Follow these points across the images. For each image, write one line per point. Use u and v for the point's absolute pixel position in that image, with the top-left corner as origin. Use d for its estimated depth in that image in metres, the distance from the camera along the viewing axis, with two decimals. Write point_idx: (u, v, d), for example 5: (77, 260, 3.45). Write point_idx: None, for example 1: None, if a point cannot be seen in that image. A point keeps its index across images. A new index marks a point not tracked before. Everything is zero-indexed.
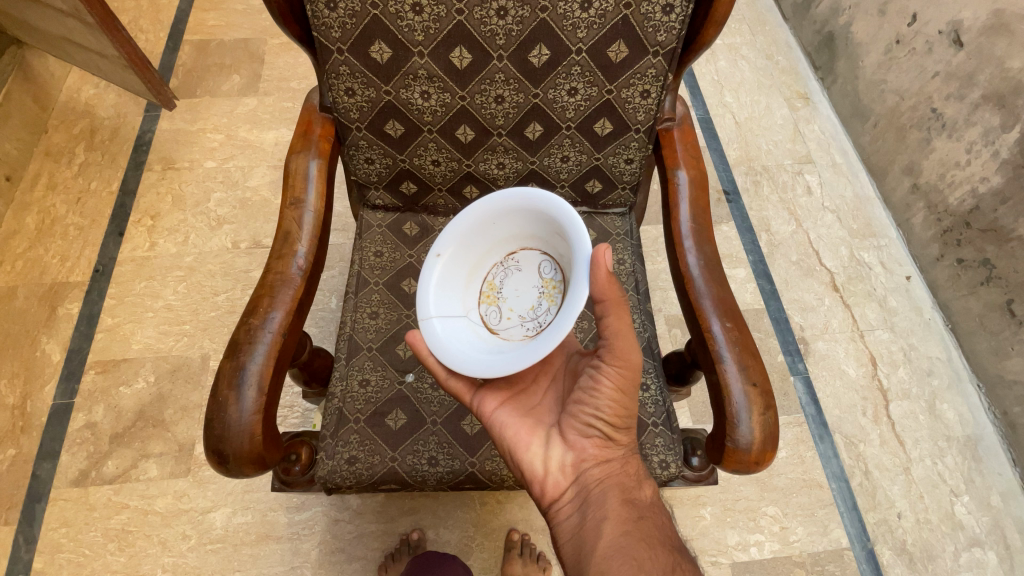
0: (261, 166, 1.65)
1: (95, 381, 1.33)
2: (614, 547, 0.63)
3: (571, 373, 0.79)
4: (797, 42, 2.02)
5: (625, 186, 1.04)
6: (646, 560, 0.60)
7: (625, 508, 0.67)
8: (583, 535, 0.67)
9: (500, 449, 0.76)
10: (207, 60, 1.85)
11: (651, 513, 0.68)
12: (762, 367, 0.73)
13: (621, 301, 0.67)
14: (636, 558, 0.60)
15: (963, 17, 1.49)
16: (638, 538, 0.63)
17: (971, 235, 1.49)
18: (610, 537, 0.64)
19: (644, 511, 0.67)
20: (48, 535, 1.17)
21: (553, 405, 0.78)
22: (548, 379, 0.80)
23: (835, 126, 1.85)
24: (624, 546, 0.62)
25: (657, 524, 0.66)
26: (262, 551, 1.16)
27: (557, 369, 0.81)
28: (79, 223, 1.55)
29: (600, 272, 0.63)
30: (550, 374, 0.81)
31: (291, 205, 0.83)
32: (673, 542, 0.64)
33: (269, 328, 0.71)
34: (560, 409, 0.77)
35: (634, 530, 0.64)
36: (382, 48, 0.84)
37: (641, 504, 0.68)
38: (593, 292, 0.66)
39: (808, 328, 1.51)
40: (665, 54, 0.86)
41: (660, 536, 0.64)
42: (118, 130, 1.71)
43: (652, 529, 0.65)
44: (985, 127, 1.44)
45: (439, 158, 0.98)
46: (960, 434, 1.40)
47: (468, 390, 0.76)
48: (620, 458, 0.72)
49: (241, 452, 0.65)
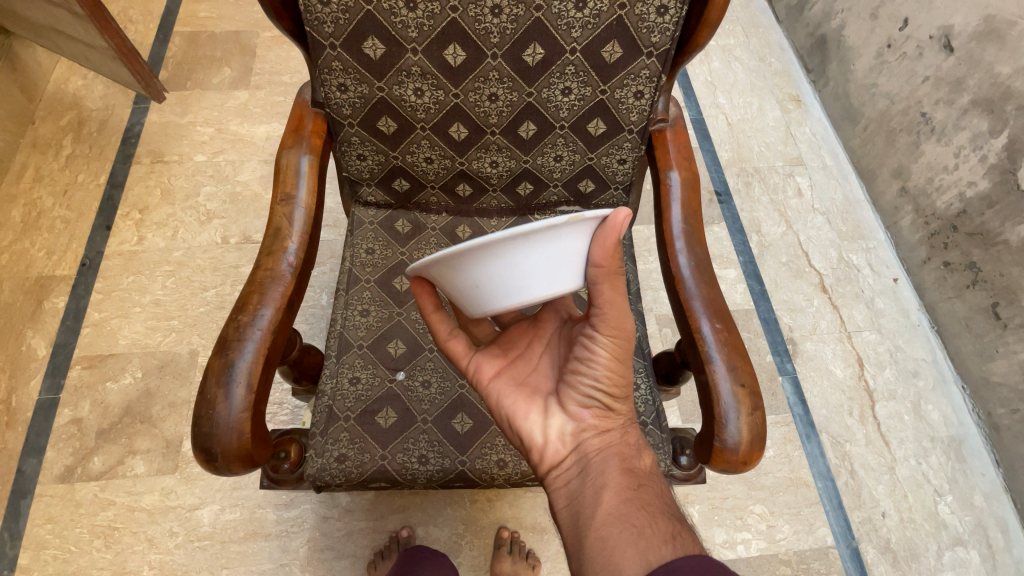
0: (252, 160, 1.64)
1: (81, 376, 1.31)
2: (614, 513, 0.62)
3: (566, 339, 0.78)
4: (789, 44, 2.03)
5: (617, 186, 1.04)
6: (647, 527, 0.60)
7: (623, 477, 0.66)
8: (583, 503, 0.66)
9: (498, 418, 0.76)
10: (197, 52, 1.82)
11: (649, 481, 0.67)
12: (751, 368, 0.74)
13: (617, 272, 0.63)
14: (636, 525, 0.60)
15: (953, 22, 1.50)
16: (637, 504, 0.62)
17: (958, 238, 1.51)
18: (609, 504, 0.64)
19: (642, 479, 0.66)
20: (32, 532, 1.15)
21: (550, 373, 0.77)
22: (547, 349, 0.79)
23: (825, 128, 1.87)
24: (625, 513, 0.62)
25: (656, 491, 0.66)
26: (250, 549, 1.16)
27: (551, 335, 0.79)
28: (66, 215, 1.53)
29: (613, 231, 0.58)
30: (544, 340, 0.79)
31: (282, 201, 0.82)
32: (672, 509, 0.64)
33: (258, 325, 0.71)
34: (557, 376, 0.76)
35: (633, 497, 0.64)
36: (375, 44, 0.84)
37: (640, 472, 0.68)
38: (592, 255, 0.61)
39: (796, 328, 1.53)
40: (659, 56, 0.86)
41: (659, 503, 0.63)
42: (107, 122, 1.68)
43: (650, 496, 0.64)
44: (973, 132, 1.46)
45: (432, 156, 0.98)
46: (945, 434, 1.43)
47: (466, 353, 0.77)
48: (618, 428, 0.71)
49: (230, 450, 0.65)
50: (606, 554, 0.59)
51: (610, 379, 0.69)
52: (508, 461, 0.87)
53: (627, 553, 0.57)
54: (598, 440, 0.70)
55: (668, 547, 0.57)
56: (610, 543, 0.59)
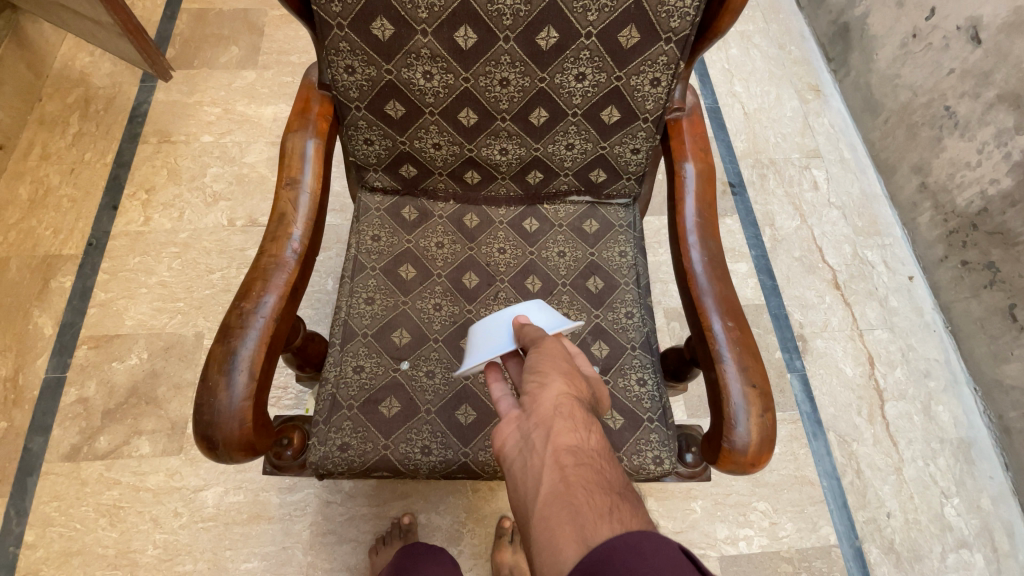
0: (259, 141, 1.62)
1: (87, 356, 1.31)
2: (551, 492, 0.51)
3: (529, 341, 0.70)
4: (810, 32, 1.97)
5: (630, 176, 1.01)
6: (585, 505, 0.49)
7: (562, 450, 0.53)
8: (521, 481, 0.54)
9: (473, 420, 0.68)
10: (204, 30, 1.79)
11: (597, 456, 0.54)
12: (762, 369, 0.72)
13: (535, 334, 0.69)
14: (575, 503, 0.49)
15: (983, 13, 1.44)
16: (576, 484, 0.51)
17: (977, 237, 1.47)
18: (548, 482, 0.52)
19: (587, 452, 0.54)
20: (39, 509, 1.16)
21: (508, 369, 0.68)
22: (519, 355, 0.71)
23: (844, 120, 1.82)
24: (562, 492, 0.50)
25: (602, 467, 0.53)
26: (253, 531, 1.17)
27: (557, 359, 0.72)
28: (73, 194, 1.52)
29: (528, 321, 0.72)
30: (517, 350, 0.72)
31: (287, 185, 0.81)
32: (620, 487, 0.52)
33: (261, 312, 0.70)
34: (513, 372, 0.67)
35: (572, 472, 0.52)
36: (384, 25, 0.81)
37: (585, 445, 0.55)
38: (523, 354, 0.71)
39: (807, 325, 1.50)
40: (678, 42, 0.83)
41: (600, 478, 0.52)
42: (113, 100, 1.67)
43: (593, 471, 0.52)
44: (998, 127, 1.41)
45: (440, 142, 0.95)
46: (954, 436, 1.41)
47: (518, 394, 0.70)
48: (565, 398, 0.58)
49: (231, 438, 0.64)
50: (545, 541, 0.48)
51: (544, 351, 0.61)
52: None
53: (565, 538, 0.46)
54: (534, 406, 0.57)
55: (608, 526, 0.47)
56: (547, 528, 0.48)
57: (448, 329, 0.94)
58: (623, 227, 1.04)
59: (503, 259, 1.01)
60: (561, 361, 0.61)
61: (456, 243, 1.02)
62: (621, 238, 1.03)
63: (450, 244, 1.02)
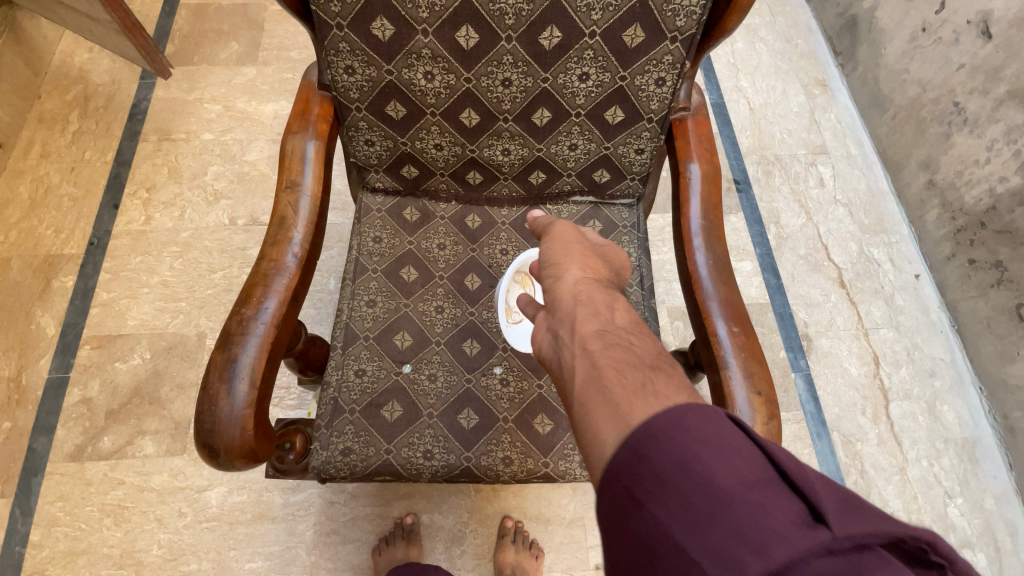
0: (260, 139, 1.61)
1: (90, 356, 1.32)
2: (585, 379, 0.51)
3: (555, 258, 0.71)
4: (817, 25, 1.94)
5: (634, 176, 1.00)
6: (614, 382, 0.48)
7: (590, 337, 0.54)
8: (562, 377, 0.55)
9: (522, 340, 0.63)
10: (204, 25, 1.78)
11: (626, 338, 0.54)
12: (767, 375, 0.71)
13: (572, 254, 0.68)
14: (605, 382, 0.49)
15: (993, 7, 1.42)
16: (607, 365, 0.50)
17: (985, 235, 1.45)
18: (581, 369, 0.52)
19: (615, 336, 0.54)
20: (43, 509, 1.17)
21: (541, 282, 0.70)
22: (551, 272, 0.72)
23: (851, 116, 1.80)
24: (593, 375, 0.50)
25: (631, 346, 0.53)
26: (257, 531, 1.17)
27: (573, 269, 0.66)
28: (73, 193, 1.52)
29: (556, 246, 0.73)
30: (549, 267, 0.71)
31: (287, 188, 0.80)
32: (651, 362, 0.51)
33: (262, 318, 0.69)
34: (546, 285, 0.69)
35: (600, 356, 0.52)
36: (384, 25, 0.80)
37: (610, 329, 0.55)
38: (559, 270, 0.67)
39: (812, 324, 1.49)
40: (684, 41, 0.81)
41: (628, 357, 0.51)
42: (113, 98, 1.66)
43: (622, 353, 0.52)
44: (1008, 124, 1.39)
45: (442, 143, 0.94)
46: (959, 435, 1.40)
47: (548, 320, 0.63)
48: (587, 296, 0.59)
49: (232, 446, 0.64)
50: (586, 423, 0.48)
51: (567, 260, 0.63)
52: (514, 458, 0.85)
53: (600, 415, 0.47)
54: (560, 308, 0.59)
55: (638, 397, 0.46)
56: (588, 413, 0.49)
57: (450, 332, 0.94)
58: (627, 228, 1.03)
59: (505, 261, 1.01)
60: (575, 268, 0.63)
61: (458, 244, 1.01)
62: (625, 239, 1.02)
63: (452, 246, 1.01)
